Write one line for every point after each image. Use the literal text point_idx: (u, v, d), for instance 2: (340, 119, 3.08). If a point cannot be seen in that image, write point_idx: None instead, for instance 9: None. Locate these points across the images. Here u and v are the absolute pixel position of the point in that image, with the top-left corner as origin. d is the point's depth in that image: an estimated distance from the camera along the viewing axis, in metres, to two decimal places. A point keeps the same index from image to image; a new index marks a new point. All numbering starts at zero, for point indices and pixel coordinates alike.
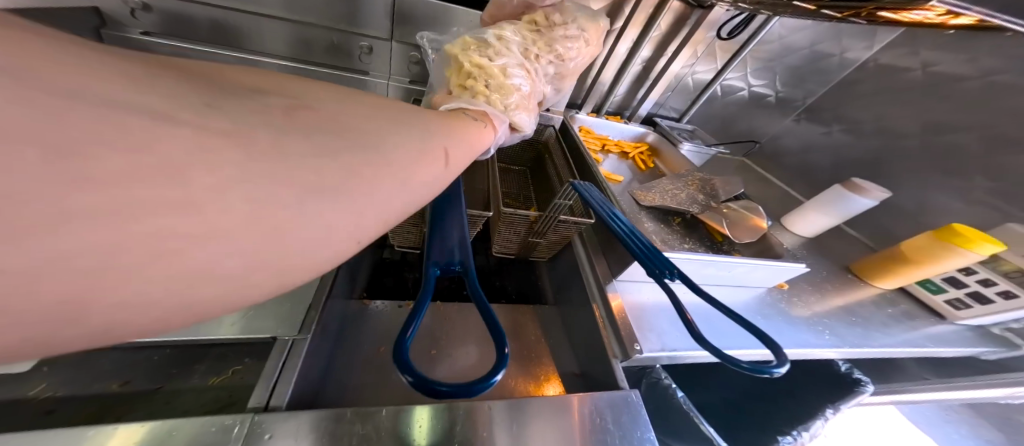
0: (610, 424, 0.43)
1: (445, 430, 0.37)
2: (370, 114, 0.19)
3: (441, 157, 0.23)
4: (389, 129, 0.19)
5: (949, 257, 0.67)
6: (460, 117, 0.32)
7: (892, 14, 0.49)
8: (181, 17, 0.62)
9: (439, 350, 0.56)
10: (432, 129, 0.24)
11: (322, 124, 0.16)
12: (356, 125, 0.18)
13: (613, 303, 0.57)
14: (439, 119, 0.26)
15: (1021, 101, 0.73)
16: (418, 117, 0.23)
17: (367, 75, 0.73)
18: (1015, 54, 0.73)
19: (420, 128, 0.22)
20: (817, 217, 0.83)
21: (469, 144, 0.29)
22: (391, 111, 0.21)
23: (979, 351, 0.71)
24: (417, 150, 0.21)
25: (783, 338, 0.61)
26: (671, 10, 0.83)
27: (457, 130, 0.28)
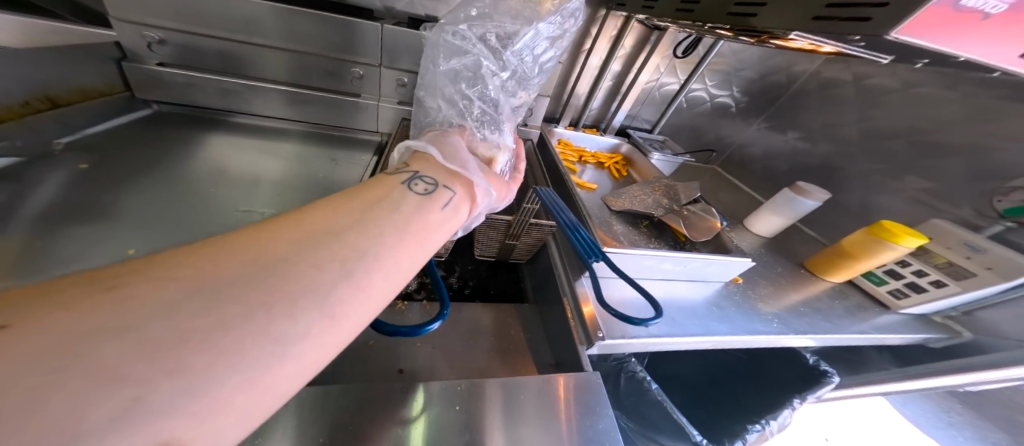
0: (572, 400, 0.48)
1: (422, 405, 0.43)
2: (188, 311, 0.20)
3: (290, 359, 0.21)
4: (196, 346, 0.19)
5: (882, 252, 0.74)
6: (377, 228, 0.30)
7: (782, 42, 0.52)
8: (193, 50, 0.69)
9: (423, 343, 0.62)
10: (372, 229, 0.30)
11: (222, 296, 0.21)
12: (262, 284, 0.22)
13: (583, 309, 0.61)
14: (317, 263, 0.25)
15: (939, 111, 0.82)
16: (275, 284, 0.23)
17: (360, 97, 0.81)
18: (929, 70, 0.83)
19: (266, 309, 0.22)
20: (772, 218, 0.91)
21: (364, 290, 0.26)
22: (226, 284, 0.21)
23: (923, 337, 0.77)
24: (234, 367, 0.19)
25: (733, 327, 0.67)
26: (634, 31, 0.96)
27: (348, 273, 0.26)
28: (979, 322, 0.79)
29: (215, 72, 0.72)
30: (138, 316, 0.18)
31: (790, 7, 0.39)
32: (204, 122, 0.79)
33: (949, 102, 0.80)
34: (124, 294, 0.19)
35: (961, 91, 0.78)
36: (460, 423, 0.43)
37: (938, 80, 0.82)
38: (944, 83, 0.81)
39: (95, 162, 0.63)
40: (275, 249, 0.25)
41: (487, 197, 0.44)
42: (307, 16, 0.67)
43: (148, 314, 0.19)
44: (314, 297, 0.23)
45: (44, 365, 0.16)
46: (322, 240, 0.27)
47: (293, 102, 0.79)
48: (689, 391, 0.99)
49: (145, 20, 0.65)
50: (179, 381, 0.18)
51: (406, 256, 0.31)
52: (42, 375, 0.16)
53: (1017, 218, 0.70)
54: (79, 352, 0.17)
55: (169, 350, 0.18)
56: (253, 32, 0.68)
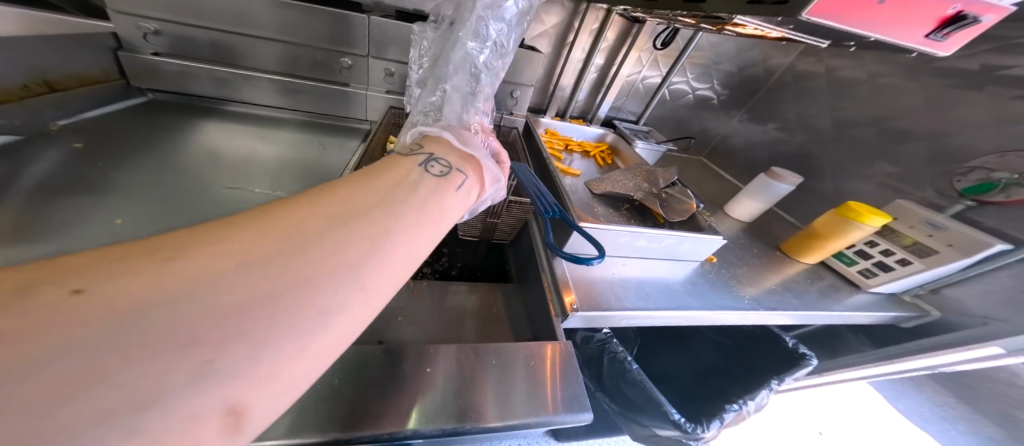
0: (537, 363, 0.51)
1: (391, 366, 0.45)
2: (234, 276, 0.20)
3: (331, 327, 0.22)
4: (247, 313, 0.20)
5: (850, 232, 0.75)
6: (401, 205, 0.31)
7: (738, 29, 0.56)
8: (187, 40, 0.72)
9: (405, 317, 0.65)
10: (399, 206, 0.31)
11: (265, 262, 0.22)
12: (302, 250, 0.23)
13: (566, 299, 0.61)
14: (350, 237, 0.26)
15: (902, 100, 0.86)
16: (310, 258, 0.23)
17: (349, 87, 0.84)
18: (892, 61, 0.88)
19: (308, 281, 0.22)
20: (749, 202, 0.94)
21: (394, 264, 0.27)
22: (266, 256, 0.22)
23: (894, 316, 0.74)
24: (282, 333, 0.20)
25: (706, 303, 0.68)
26: (616, 24, 1.00)
27: (380, 248, 0.27)
28: (945, 300, 0.75)
29: (208, 61, 0.75)
30: (185, 287, 0.19)
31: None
32: (198, 109, 0.82)
33: (911, 91, 0.84)
34: (169, 265, 0.19)
35: (922, 80, 0.83)
36: (453, 392, 0.45)
37: (901, 70, 0.86)
38: (907, 73, 0.86)
39: (89, 142, 0.66)
40: (307, 225, 0.25)
41: (494, 183, 0.47)
42: (297, 9, 0.70)
43: (195, 285, 0.19)
44: (350, 271, 0.24)
45: (102, 323, 0.16)
46: (351, 216, 0.27)
47: (285, 92, 0.82)
48: (676, 375, 1.00)
49: (142, 11, 0.68)
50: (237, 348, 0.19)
51: (427, 234, 0.32)
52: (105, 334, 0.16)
53: (975, 197, 0.72)
54: (122, 321, 0.17)
55: (220, 314, 0.19)
56: (245, 24, 0.71)
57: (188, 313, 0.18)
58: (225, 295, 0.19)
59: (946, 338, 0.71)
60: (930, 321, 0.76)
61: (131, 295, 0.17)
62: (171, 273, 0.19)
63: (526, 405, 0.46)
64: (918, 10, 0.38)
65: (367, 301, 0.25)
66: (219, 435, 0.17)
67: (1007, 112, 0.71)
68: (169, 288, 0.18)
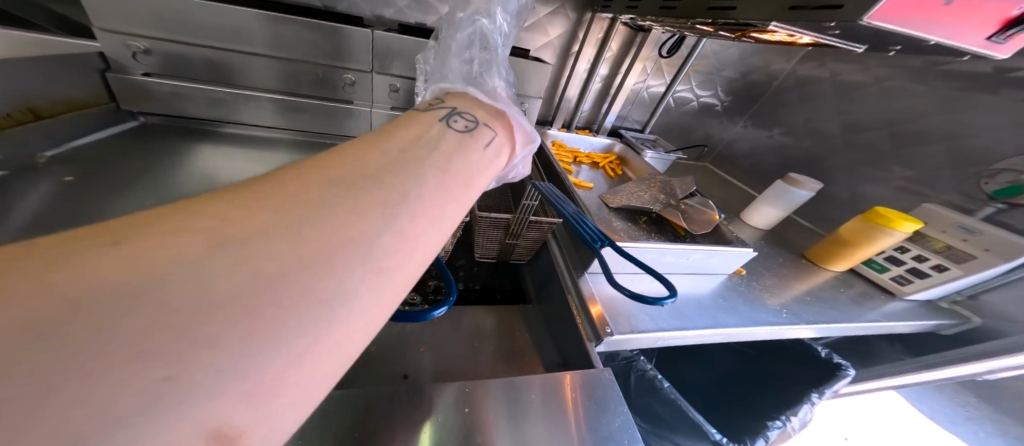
0: (585, 398, 0.47)
1: (422, 408, 0.41)
2: (263, 233, 0.17)
3: (371, 290, 0.19)
4: (230, 311, 0.15)
5: (880, 239, 0.73)
6: (417, 167, 0.26)
7: (762, 35, 0.53)
8: (180, 59, 0.68)
9: (427, 347, 0.61)
10: (431, 164, 0.28)
11: (293, 217, 0.19)
12: (328, 206, 0.20)
13: (593, 309, 0.59)
14: (359, 206, 0.21)
15: (910, 103, 0.86)
16: (310, 234, 0.18)
17: (353, 104, 0.80)
18: (897, 65, 0.87)
19: (347, 240, 0.19)
20: (767, 210, 0.92)
21: (417, 236, 0.23)
22: (252, 234, 0.17)
23: (935, 324, 0.72)
24: (323, 296, 0.17)
25: (741, 318, 0.65)
26: (619, 34, 0.98)
27: (399, 218, 0.22)
28: (986, 305, 0.74)
29: (203, 81, 0.71)
30: (208, 247, 0.16)
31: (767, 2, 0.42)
32: (192, 132, 0.78)
33: (920, 94, 0.84)
34: (194, 225, 0.16)
35: (930, 84, 0.82)
36: (476, 424, 0.41)
37: (906, 74, 0.86)
38: (911, 77, 0.85)
39: (80, 173, 0.62)
40: (303, 195, 0.20)
41: (526, 145, 0.44)
42: (296, 24, 0.66)
43: (161, 276, 0.14)
44: (364, 245, 0.20)
45: (119, 280, 0.14)
46: (360, 182, 0.23)
47: (285, 110, 0.78)
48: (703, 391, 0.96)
49: (130, 29, 0.63)
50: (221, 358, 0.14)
51: (463, 194, 0.29)
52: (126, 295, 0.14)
53: (1006, 199, 0.71)
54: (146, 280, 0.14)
55: (253, 273, 0.16)
56: (242, 41, 0.67)
57: (215, 269, 0.15)
58: (254, 252, 0.16)
59: (988, 345, 0.69)
60: (972, 329, 0.74)
61: (148, 253, 0.15)
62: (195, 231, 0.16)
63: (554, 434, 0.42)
64: (983, 11, 0.37)
65: (408, 262, 0.22)
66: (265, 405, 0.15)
67: None
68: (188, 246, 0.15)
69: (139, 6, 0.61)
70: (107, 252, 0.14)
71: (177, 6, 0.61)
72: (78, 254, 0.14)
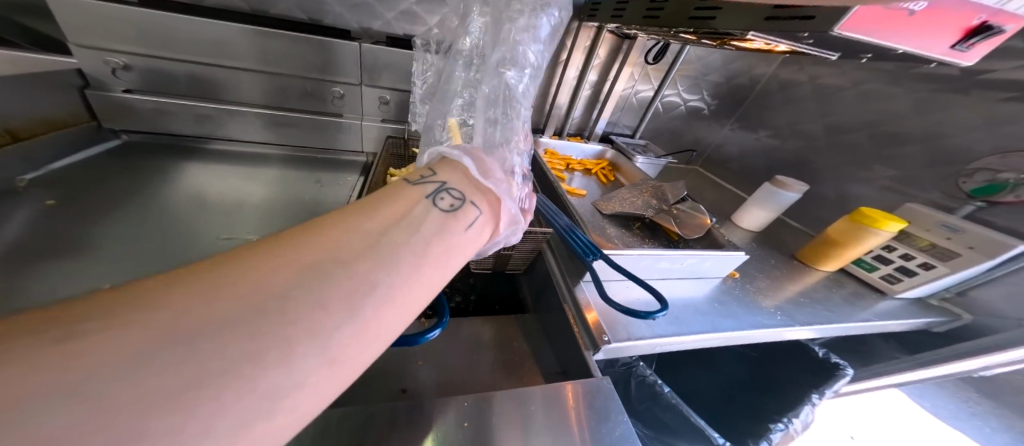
0: (585, 409, 0.46)
1: (421, 425, 0.41)
2: (195, 334, 0.17)
3: (287, 405, 0.18)
4: (120, 432, 0.14)
5: (866, 239, 0.75)
6: (382, 258, 0.25)
7: (742, 43, 0.53)
8: (162, 74, 0.67)
9: (425, 361, 0.60)
10: (398, 246, 0.27)
11: (235, 312, 0.18)
12: (276, 300, 0.20)
13: (588, 315, 0.59)
14: (301, 312, 0.20)
15: (888, 105, 0.88)
16: (236, 345, 0.18)
17: (343, 117, 0.80)
18: (873, 69, 0.91)
19: (277, 346, 0.18)
20: (757, 212, 0.94)
21: (356, 345, 0.21)
22: (177, 338, 0.17)
23: (927, 321, 0.73)
24: (229, 410, 0.17)
25: (738, 322, 0.65)
26: (607, 42, 1.00)
27: (342, 325, 0.21)
28: (974, 301, 0.75)
29: (187, 96, 0.70)
30: (137, 345, 0.16)
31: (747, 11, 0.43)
32: (179, 149, 0.76)
33: (896, 96, 0.87)
34: (142, 312, 0.17)
35: (905, 86, 0.85)
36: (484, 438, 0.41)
37: (881, 77, 0.89)
38: (886, 80, 0.88)
39: (63, 197, 0.60)
40: (251, 292, 0.19)
41: (511, 225, 0.39)
42: (283, 38, 0.66)
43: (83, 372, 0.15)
44: (295, 357, 0.19)
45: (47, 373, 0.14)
46: (320, 272, 0.22)
47: (272, 125, 0.77)
48: (706, 394, 0.97)
49: (109, 45, 0.62)
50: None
51: (428, 283, 0.27)
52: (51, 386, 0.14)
53: (985, 198, 0.72)
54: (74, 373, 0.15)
55: (164, 382, 0.16)
56: (227, 56, 0.66)
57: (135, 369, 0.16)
58: (178, 355, 0.16)
59: (981, 341, 0.71)
60: (963, 325, 0.76)
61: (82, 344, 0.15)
62: (138, 321, 0.17)
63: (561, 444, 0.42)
64: (949, 18, 0.38)
65: (342, 371, 0.21)
66: None
67: (996, 112, 0.73)
68: (121, 338, 0.16)
69: (117, 22, 0.60)
70: (56, 336, 0.15)
71: (157, 21, 0.60)
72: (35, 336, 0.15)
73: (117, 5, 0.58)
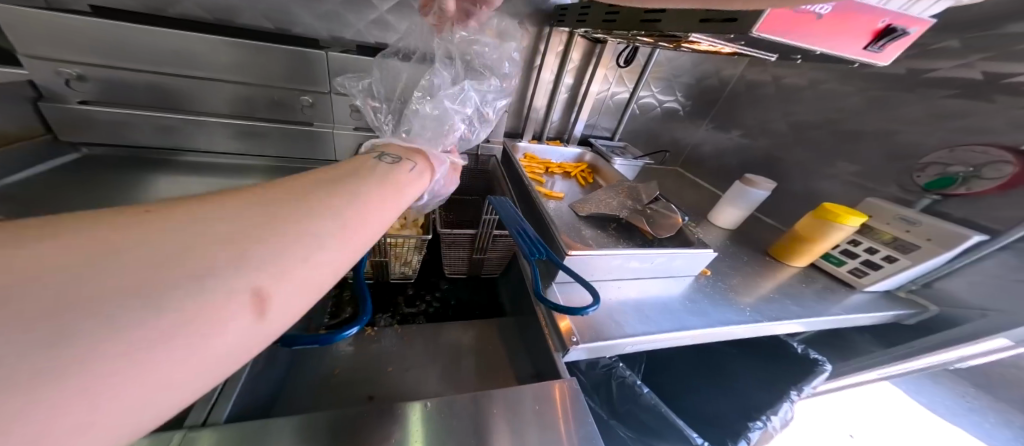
0: (544, 409, 0.45)
1: (374, 430, 0.40)
2: (229, 211, 0.21)
3: (325, 249, 0.24)
4: (214, 244, 0.19)
5: (832, 233, 0.76)
6: (354, 178, 0.31)
7: (691, 45, 0.55)
8: (122, 85, 0.66)
9: (395, 367, 0.59)
10: (367, 174, 0.33)
11: (252, 202, 0.23)
12: (282, 195, 0.25)
13: (559, 323, 0.57)
14: (317, 193, 0.26)
15: (846, 103, 0.91)
16: (262, 212, 0.22)
17: (313, 126, 0.79)
18: (829, 69, 0.94)
19: (299, 213, 0.24)
20: (729, 210, 0.95)
21: (365, 218, 0.28)
22: (219, 212, 0.21)
23: (893, 314, 0.74)
24: (288, 244, 0.21)
25: (707, 319, 0.66)
26: (579, 46, 1.02)
27: (344, 205, 0.27)
28: (940, 293, 0.77)
29: (148, 106, 0.70)
30: (187, 217, 0.20)
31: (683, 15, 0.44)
32: (147, 163, 0.76)
33: (850, 94, 0.90)
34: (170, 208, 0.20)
35: (857, 85, 0.88)
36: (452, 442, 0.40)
37: (838, 76, 0.92)
38: (841, 80, 0.92)
39: (13, 212, 0.58)
40: (259, 194, 0.24)
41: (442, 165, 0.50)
42: (245, 48, 0.66)
43: (153, 231, 0.18)
44: (315, 219, 0.24)
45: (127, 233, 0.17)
46: (310, 184, 0.27)
47: (241, 135, 0.77)
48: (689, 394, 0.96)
49: (65, 56, 0.62)
50: (216, 271, 0.18)
51: (399, 197, 0.34)
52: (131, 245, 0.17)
53: (940, 191, 0.75)
54: (148, 233, 0.18)
55: (229, 230, 0.20)
56: (190, 66, 0.66)
57: (199, 225, 0.19)
58: (226, 219, 0.21)
59: (949, 333, 0.73)
60: (931, 317, 0.77)
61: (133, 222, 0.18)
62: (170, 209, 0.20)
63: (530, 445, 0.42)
64: (856, 22, 0.39)
65: (355, 239, 0.26)
66: (243, 317, 0.19)
67: (940, 109, 0.76)
68: (170, 215, 0.19)
69: (70, 32, 0.59)
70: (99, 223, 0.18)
71: (119, 32, 0.61)
72: (81, 223, 0.17)
73: (75, 17, 0.58)
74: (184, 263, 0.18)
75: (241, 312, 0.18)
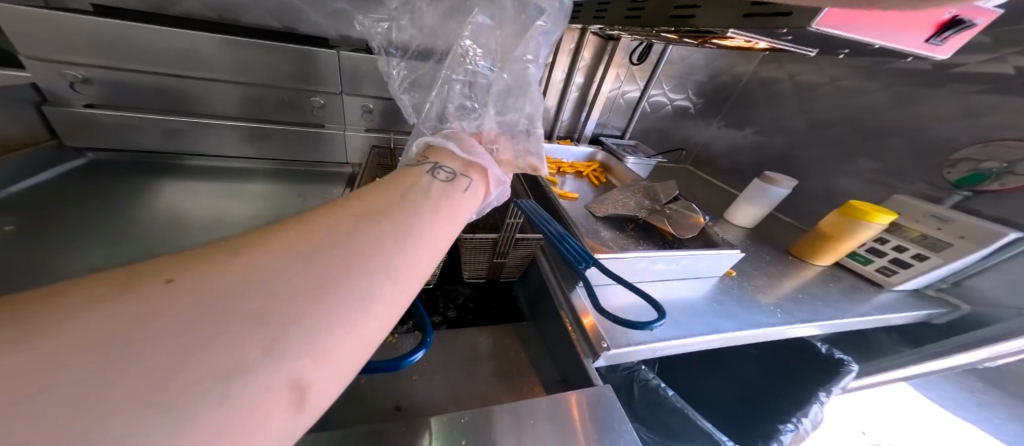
0: (581, 420, 0.44)
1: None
2: (270, 266, 0.19)
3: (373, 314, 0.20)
4: (224, 344, 0.16)
5: (858, 231, 0.75)
6: (406, 206, 0.27)
7: (722, 41, 0.53)
8: (128, 87, 0.64)
9: (419, 375, 0.57)
10: (418, 197, 0.29)
11: (297, 249, 0.20)
12: (329, 237, 0.21)
13: (584, 320, 0.57)
14: (358, 239, 0.22)
15: (868, 100, 0.89)
16: (307, 267, 0.19)
17: (324, 128, 0.77)
18: (850, 65, 0.92)
19: (346, 267, 0.20)
20: (748, 209, 0.94)
21: (411, 270, 0.23)
22: (259, 270, 0.18)
23: (925, 313, 0.73)
24: (330, 316, 0.18)
25: (737, 322, 0.64)
26: (592, 43, 1.00)
27: (394, 251, 0.23)
28: (974, 293, 0.76)
29: (155, 110, 0.67)
30: (225, 278, 0.17)
31: (724, 9, 0.43)
32: (153, 168, 0.73)
33: (873, 91, 0.88)
34: (208, 261, 0.18)
35: (880, 81, 0.87)
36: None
37: (858, 73, 0.91)
38: (862, 76, 0.90)
39: (23, 222, 0.57)
40: (304, 235, 0.21)
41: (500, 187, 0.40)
42: (254, 47, 0.64)
43: (186, 304, 0.16)
44: (363, 276, 0.20)
45: (159, 310, 0.16)
46: (360, 219, 0.24)
47: (249, 138, 0.74)
48: (715, 392, 0.95)
49: (66, 57, 0.59)
50: (250, 366, 0.15)
51: (451, 225, 0.29)
52: (162, 326, 0.15)
53: (970, 187, 0.74)
54: (185, 306, 0.16)
55: (266, 300, 0.17)
56: (197, 67, 0.64)
57: (235, 294, 0.17)
58: (267, 280, 0.18)
59: (978, 333, 0.71)
60: (961, 316, 0.76)
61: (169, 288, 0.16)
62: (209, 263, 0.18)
63: None
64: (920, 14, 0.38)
65: (405, 291, 0.23)
66: (283, 411, 0.16)
67: (972, 106, 0.74)
68: (208, 273, 0.17)
69: (73, 32, 0.57)
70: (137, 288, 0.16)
71: (125, 32, 0.58)
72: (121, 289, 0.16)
73: (78, 16, 0.56)
74: (215, 353, 0.15)
75: (276, 412, 0.16)
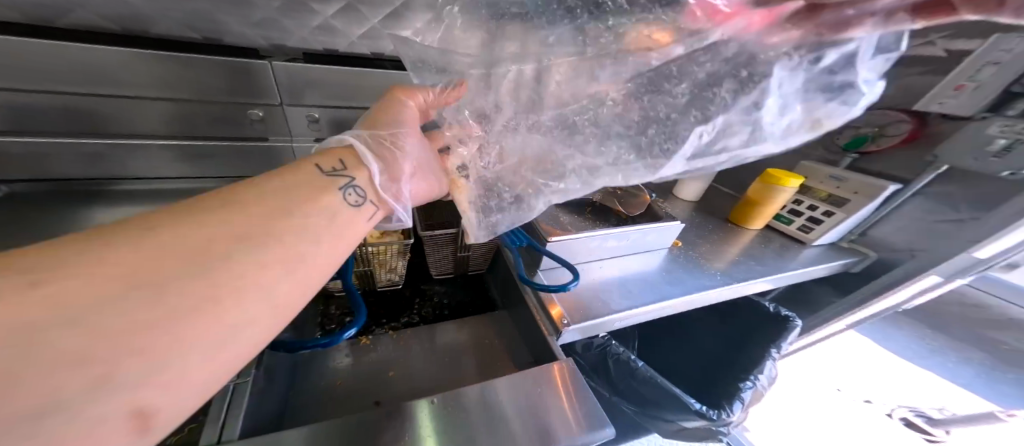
0: (541, 389, 0.47)
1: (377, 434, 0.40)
2: (125, 301, 0.21)
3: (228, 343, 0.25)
4: (71, 372, 0.19)
5: (777, 196, 0.85)
6: (291, 235, 0.30)
7: None
8: (29, 110, 0.58)
9: (396, 370, 0.62)
10: (306, 225, 0.32)
11: (158, 283, 0.23)
12: (194, 270, 0.24)
13: (553, 311, 0.58)
14: (224, 273, 0.26)
15: None
16: (169, 301, 0.23)
17: (269, 140, 0.76)
18: None
19: (211, 302, 0.24)
20: (689, 184, 1.02)
21: (277, 303, 0.28)
22: (114, 301, 0.21)
23: (841, 263, 0.84)
24: (180, 351, 0.23)
25: (685, 288, 0.71)
26: None
27: (263, 286, 0.27)
28: (876, 241, 0.88)
29: (67, 133, 0.62)
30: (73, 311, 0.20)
31: None
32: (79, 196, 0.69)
33: None
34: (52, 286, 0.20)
35: None
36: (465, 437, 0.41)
37: None
38: None
39: None
40: (168, 265, 0.24)
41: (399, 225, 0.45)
42: (176, 62, 0.61)
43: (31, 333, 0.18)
44: (225, 312, 0.25)
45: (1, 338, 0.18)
46: (233, 249, 0.27)
47: (183, 157, 0.72)
48: (683, 358, 1.04)
49: None
50: (97, 397, 0.19)
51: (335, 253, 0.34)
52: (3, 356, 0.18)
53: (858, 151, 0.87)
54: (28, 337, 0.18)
55: (119, 337, 0.21)
56: (111, 85, 0.60)
57: (86, 328, 0.20)
58: (119, 316, 0.21)
59: (886, 276, 0.84)
60: (870, 263, 0.89)
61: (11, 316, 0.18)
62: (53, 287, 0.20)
63: (534, 426, 0.43)
64: None
65: (264, 321, 0.28)
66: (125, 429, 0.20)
67: None
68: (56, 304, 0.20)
69: None
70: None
71: (17, 50, 0.53)
72: None
73: None
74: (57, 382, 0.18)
75: (117, 433, 0.20)
